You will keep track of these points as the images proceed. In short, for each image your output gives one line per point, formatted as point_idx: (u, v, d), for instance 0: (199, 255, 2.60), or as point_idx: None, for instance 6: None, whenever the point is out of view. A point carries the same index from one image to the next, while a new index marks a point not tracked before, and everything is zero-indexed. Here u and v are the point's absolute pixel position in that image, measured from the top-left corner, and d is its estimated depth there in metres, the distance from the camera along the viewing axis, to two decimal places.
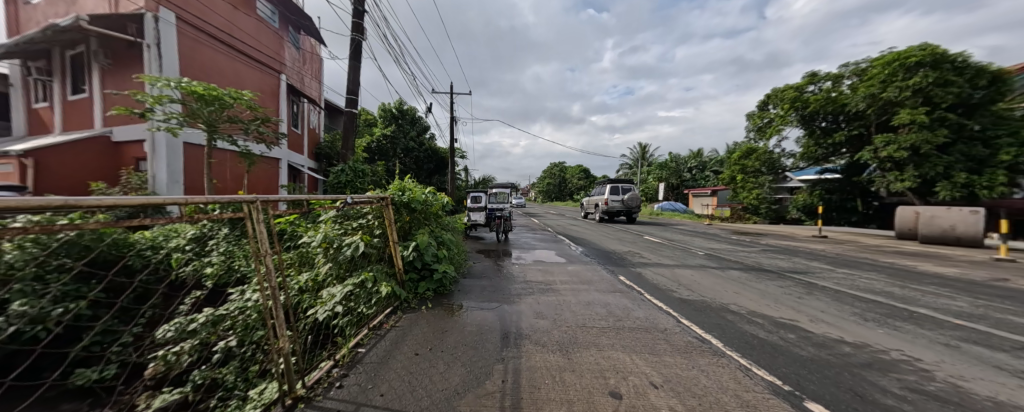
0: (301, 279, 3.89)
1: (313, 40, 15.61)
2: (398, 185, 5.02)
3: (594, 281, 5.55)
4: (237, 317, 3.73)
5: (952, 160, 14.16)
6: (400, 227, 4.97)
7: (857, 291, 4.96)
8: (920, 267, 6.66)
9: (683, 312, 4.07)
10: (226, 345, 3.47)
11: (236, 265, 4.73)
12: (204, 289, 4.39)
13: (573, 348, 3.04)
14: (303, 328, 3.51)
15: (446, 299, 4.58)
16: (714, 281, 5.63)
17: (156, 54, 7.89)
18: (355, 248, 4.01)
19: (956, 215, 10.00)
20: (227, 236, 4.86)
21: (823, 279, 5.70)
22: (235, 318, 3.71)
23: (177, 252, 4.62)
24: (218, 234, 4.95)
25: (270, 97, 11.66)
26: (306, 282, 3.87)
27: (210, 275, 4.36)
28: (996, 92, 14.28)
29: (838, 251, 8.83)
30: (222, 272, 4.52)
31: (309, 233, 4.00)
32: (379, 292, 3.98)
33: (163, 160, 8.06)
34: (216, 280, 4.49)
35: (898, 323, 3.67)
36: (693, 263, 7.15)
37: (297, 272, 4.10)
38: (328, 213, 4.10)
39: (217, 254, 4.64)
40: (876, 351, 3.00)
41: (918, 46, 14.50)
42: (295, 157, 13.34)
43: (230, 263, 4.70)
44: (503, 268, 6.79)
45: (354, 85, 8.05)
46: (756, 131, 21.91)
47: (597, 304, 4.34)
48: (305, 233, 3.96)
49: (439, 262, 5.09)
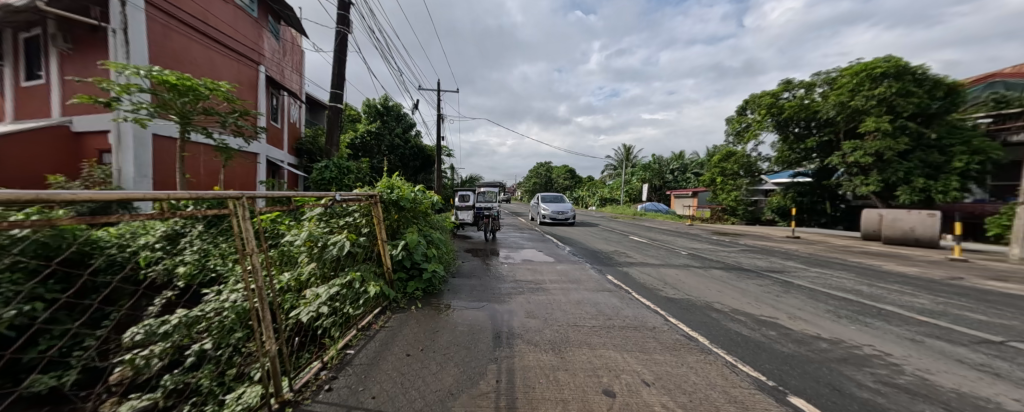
0: (285, 279, 3.79)
1: (294, 31, 15.05)
2: (386, 182, 4.96)
3: (582, 280, 5.61)
4: (212, 318, 3.61)
5: (912, 166, 15.12)
6: (388, 226, 4.85)
7: (830, 289, 5.20)
8: (885, 267, 7.05)
9: (671, 311, 4.16)
10: (199, 348, 3.35)
11: (211, 265, 4.61)
12: (178, 289, 4.27)
13: (565, 347, 3.06)
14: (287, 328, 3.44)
15: (435, 299, 4.48)
16: (697, 280, 5.77)
17: (122, 40, 7.42)
18: (343, 247, 3.93)
19: (916, 217, 10.61)
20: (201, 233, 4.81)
21: (798, 278, 5.95)
22: (210, 320, 3.58)
23: (146, 250, 4.49)
24: (190, 233, 4.86)
25: (247, 89, 11.21)
26: (289, 281, 3.78)
27: (182, 274, 4.26)
28: (952, 103, 15.29)
29: (811, 251, 9.23)
30: (195, 272, 4.45)
31: (292, 231, 3.91)
32: (367, 292, 3.88)
33: (130, 152, 7.59)
34: (189, 279, 4.41)
35: (869, 320, 3.86)
36: (677, 263, 7.31)
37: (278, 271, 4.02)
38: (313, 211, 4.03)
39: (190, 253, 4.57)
40: (851, 346, 3.15)
41: (883, 58, 15.34)
42: (274, 152, 12.86)
43: (204, 262, 4.62)
44: (492, 267, 6.75)
45: (340, 77, 7.82)
46: (735, 135, 22.74)
47: (588, 303, 4.39)
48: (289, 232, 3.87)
49: (428, 261, 4.94)
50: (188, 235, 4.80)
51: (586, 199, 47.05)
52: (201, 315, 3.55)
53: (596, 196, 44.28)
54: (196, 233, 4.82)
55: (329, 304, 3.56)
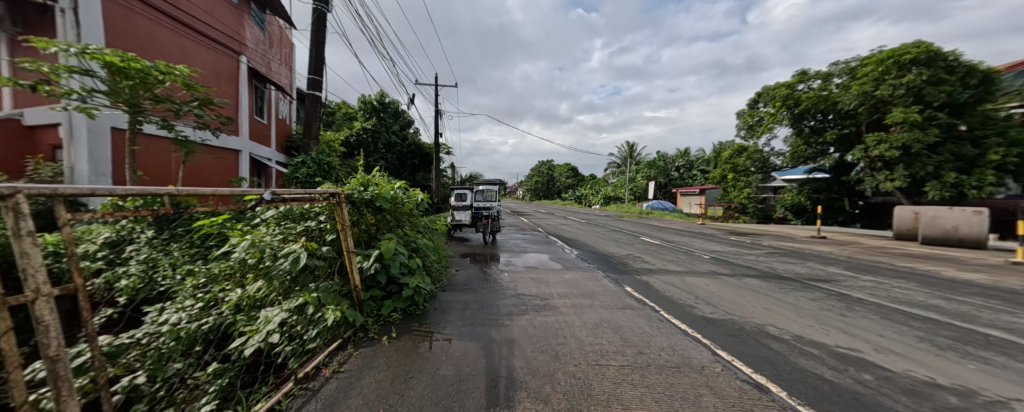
0: (239, 296, 3.14)
1: (281, 22, 14.18)
2: (359, 180, 4.10)
3: (597, 294, 4.70)
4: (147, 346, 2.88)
5: (941, 160, 14.17)
6: (360, 232, 3.95)
7: (901, 306, 4.24)
8: (944, 273, 6.09)
9: (716, 338, 3.27)
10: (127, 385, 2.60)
11: (160, 277, 4.08)
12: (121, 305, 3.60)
13: (588, 407, 2.14)
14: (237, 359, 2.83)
15: (418, 323, 3.53)
16: (733, 292, 4.85)
17: (72, 20, 6.53)
18: (297, 260, 3.10)
19: (959, 215, 9.62)
20: (149, 240, 4.44)
21: (853, 290, 5.00)
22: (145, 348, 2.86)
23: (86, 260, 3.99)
24: (138, 239, 4.46)
25: (226, 81, 10.28)
26: (242, 299, 3.34)
27: (124, 289, 3.77)
28: (986, 92, 14.25)
29: (848, 254, 8.27)
30: (140, 285, 3.95)
31: (234, 240, 3.14)
32: (324, 320, 2.92)
33: (84, 148, 6.75)
34: (132, 294, 3.87)
35: (984, 354, 2.92)
36: (702, 269, 6.38)
37: (236, 285, 3.67)
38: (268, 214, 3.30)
39: (136, 262, 4.11)
40: (993, 403, 2.20)
41: (912, 43, 14.28)
42: (258, 149, 11.98)
43: (151, 273, 4.11)
44: (490, 276, 5.89)
45: (318, 62, 6.94)
46: (747, 129, 21.68)
47: (608, 328, 3.48)
48: (230, 241, 3.11)
49: (411, 274, 3.95)
50: (135, 243, 4.41)
51: (590, 197, 46.17)
52: (131, 341, 2.83)
53: (600, 195, 43.25)
54: (144, 240, 4.45)
55: (277, 334, 2.75)
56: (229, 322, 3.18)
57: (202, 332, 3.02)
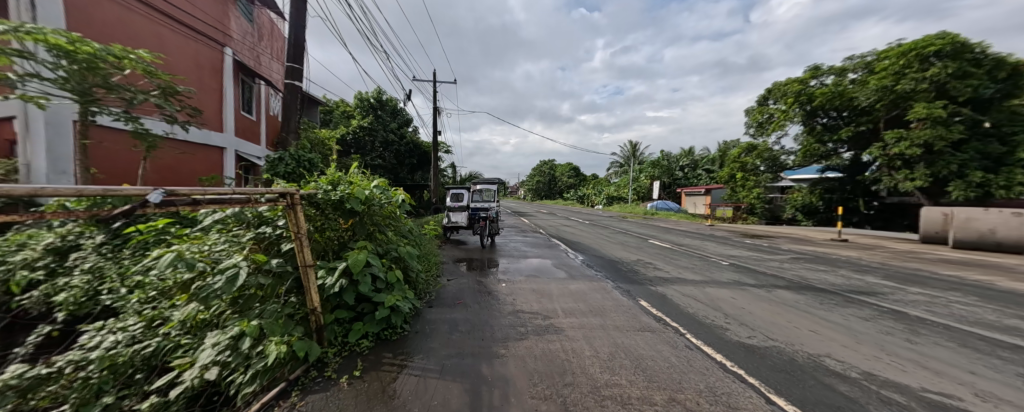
0: (180, 314, 2.52)
1: (271, 14, 13.49)
2: (326, 178, 3.44)
3: (607, 311, 4.04)
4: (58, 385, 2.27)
5: (966, 158, 13.42)
6: (326, 240, 3.30)
7: (973, 327, 3.54)
8: (999, 283, 5.38)
9: (766, 375, 2.58)
10: None
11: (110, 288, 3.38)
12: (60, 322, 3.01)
13: None
14: (178, 393, 2.16)
15: (392, 353, 2.87)
16: (767, 308, 4.16)
17: (26, 2, 5.87)
18: (235, 278, 2.44)
19: (996, 216, 8.90)
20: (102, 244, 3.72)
21: (906, 305, 4.29)
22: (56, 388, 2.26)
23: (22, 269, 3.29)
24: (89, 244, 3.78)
25: (208, 73, 9.66)
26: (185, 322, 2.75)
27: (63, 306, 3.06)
28: (1014, 86, 13.50)
29: (878, 259, 7.56)
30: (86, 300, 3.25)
31: (160, 253, 2.52)
32: (266, 357, 2.27)
33: (41, 141, 6.09)
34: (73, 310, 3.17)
35: None
36: (722, 278, 5.70)
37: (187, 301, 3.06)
38: (208, 220, 2.67)
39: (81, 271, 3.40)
40: None
41: (936, 35, 13.51)
42: (245, 146, 11.42)
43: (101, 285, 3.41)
44: (485, 286, 5.23)
45: (297, 49, 6.27)
46: (756, 126, 20.89)
47: (626, 362, 2.78)
48: (154, 253, 2.48)
49: (388, 291, 3.30)
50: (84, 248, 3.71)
51: (591, 197, 45.47)
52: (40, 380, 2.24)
53: (602, 195, 42.48)
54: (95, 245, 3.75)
55: (204, 375, 2.13)
56: (170, 348, 2.60)
57: (137, 359, 2.44)
